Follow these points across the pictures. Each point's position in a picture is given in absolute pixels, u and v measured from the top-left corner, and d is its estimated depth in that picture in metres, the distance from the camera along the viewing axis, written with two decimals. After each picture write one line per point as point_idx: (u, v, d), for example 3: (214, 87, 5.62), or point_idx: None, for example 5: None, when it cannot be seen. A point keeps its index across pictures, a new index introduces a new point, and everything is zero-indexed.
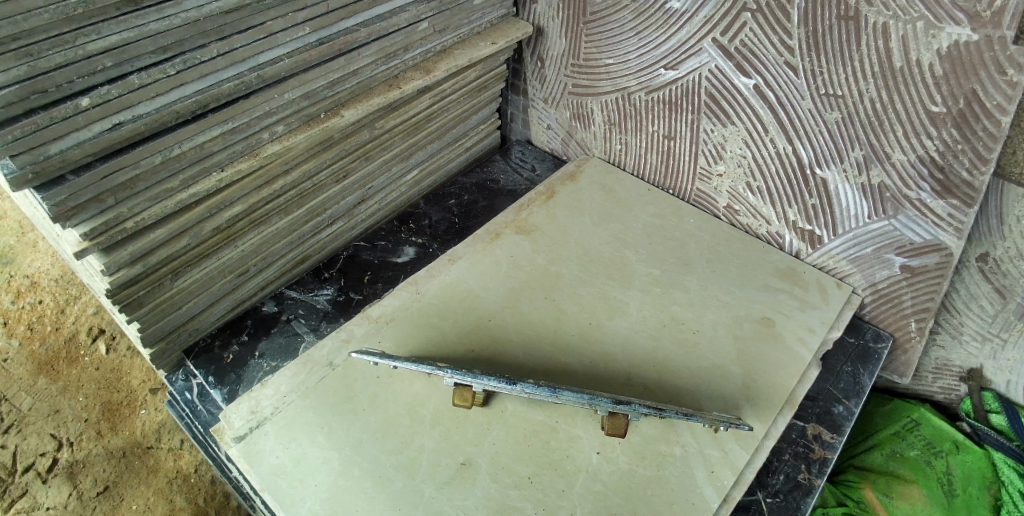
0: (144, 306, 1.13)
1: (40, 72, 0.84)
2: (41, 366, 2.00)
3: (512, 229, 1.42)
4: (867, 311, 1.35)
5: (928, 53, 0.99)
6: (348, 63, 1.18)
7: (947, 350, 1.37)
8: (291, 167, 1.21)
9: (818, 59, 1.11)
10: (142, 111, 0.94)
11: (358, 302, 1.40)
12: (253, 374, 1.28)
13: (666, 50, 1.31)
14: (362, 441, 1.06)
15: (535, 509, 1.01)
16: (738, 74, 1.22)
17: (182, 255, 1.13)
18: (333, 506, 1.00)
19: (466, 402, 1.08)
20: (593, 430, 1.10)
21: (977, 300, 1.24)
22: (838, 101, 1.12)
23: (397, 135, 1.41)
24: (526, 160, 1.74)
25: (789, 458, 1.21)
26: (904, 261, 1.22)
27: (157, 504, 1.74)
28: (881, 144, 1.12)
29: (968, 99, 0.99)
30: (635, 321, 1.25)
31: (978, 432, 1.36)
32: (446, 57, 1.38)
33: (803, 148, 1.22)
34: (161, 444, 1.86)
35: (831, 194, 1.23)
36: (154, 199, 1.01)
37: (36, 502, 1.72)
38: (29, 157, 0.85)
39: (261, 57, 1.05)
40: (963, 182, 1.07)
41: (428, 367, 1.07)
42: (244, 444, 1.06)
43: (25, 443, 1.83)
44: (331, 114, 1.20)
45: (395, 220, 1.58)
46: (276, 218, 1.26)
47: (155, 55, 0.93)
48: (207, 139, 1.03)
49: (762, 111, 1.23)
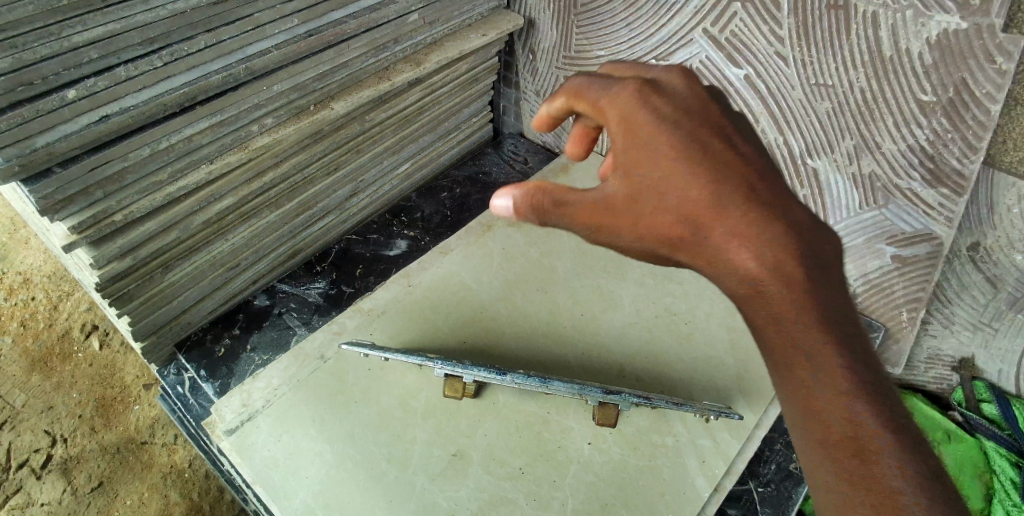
0: (135, 300, 1.13)
1: (26, 64, 0.84)
2: (34, 362, 1.99)
3: (505, 221, 1.42)
4: (859, 301, 1.35)
5: (917, 42, 0.99)
6: (338, 56, 1.18)
7: (939, 340, 1.37)
8: (281, 160, 1.20)
9: (808, 49, 1.11)
10: (129, 103, 0.93)
11: (351, 295, 1.40)
12: (245, 368, 1.27)
13: (658, 41, 1.31)
14: (354, 433, 1.07)
15: (527, 500, 1.01)
16: (728, 65, 1.22)
17: (172, 249, 1.13)
18: (326, 499, 1.00)
19: (457, 393, 1.09)
20: (585, 421, 1.11)
21: (968, 289, 1.25)
22: (828, 90, 1.12)
23: (389, 128, 1.41)
24: (518, 153, 1.74)
25: (781, 447, 1.21)
26: (894, 251, 1.22)
27: (152, 499, 1.74)
28: (871, 134, 1.12)
29: (957, 88, 0.99)
30: (627, 312, 1.25)
31: (970, 421, 1.35)
32: (437, 49, 1.37)
33: (794, 138, 1.22)
34: (155, 439, 1.86)
35: (822, 184, 1.24)
36: (143, 192, 1.01)
37: (30, 498, 1.72)
38: (15, 149, 0.84)
39: (250, 49, 1.05)
40: (954, 171, 1.07)
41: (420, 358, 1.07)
42: (236, 437, 1.06)
43: (19, 440, 1.83)
44: (321, 106, 1.20)
45: (387, 213, 1.58)
46: (266, 211, 1.26)
47: (142, 46, 0.93)
48: (195, 132, 1.02)
49: (754, 102, 1.23)
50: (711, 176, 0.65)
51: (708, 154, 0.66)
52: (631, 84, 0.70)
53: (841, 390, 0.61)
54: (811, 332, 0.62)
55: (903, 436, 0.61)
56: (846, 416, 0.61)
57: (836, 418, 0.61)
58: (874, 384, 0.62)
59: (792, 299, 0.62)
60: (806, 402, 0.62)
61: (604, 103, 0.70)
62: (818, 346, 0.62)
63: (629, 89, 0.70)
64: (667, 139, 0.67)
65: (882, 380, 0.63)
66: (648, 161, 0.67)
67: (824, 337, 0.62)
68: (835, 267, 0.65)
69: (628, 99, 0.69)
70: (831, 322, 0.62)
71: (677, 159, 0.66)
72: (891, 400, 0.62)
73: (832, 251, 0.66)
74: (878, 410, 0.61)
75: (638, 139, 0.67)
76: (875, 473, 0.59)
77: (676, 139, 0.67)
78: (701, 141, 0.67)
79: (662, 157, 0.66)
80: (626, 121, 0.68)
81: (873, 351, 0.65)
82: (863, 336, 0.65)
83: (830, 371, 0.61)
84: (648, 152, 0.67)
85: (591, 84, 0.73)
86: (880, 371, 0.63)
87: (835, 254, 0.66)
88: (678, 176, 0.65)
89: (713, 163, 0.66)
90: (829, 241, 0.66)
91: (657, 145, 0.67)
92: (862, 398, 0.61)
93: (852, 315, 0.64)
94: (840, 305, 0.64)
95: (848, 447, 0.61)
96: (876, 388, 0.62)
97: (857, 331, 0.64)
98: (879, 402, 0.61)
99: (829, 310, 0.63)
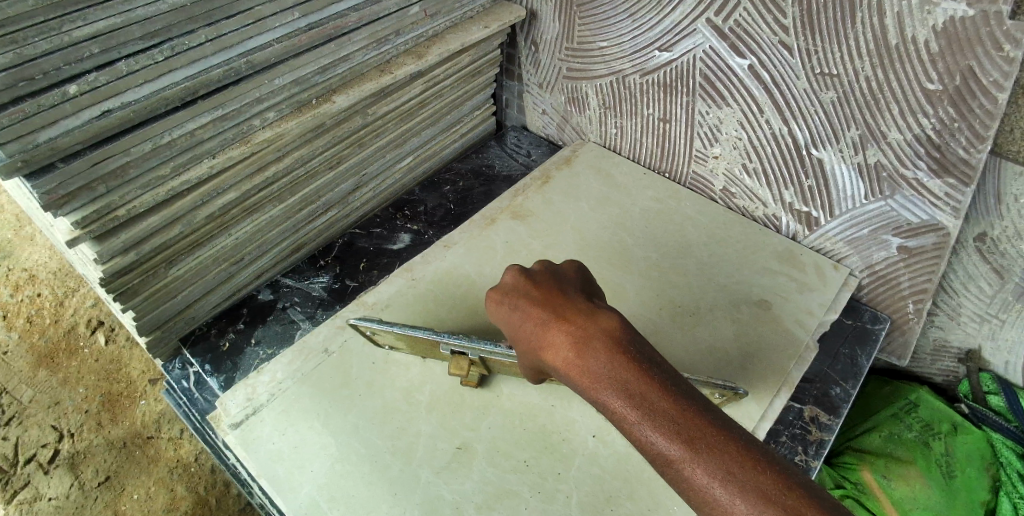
0: (139, 294, 1.13)
1: (26, 59, 0.84)
2: (41, 358, 2.00)
3: (508, 214, 1.42)
4: (864, 293, 1.35)
5: (923, 29, 0.98)
6: (339, 48, 1.17)
7: (945, 331, 1.37)
8: (284, 153, 1.20)
9: (813, 38, 1.10)
10: (131, 98, 0.93)
11: (354, 290, 1.40)
12: (250, 362, 1.28)
13: (661, 32, 1.30)
14: (358, 426, 1.07)
15: (532, 493, 1.01)
16: (732, 55, 1.21)
17: (176, 244, 1.13)
18: (330, 492, 1.00)
19: (462, 371, 1.08)
20: (589, 414, 1.11)
21: (975, 281, 1.24)
22: (833, 80, 1.11)
23: (391, 121, 1.40)
24: (521, 146, 1.74)
25: (786, 440, 1.21)
26: (901, 242, 1.21)
27: (158, 493, 1.75)
28: (877, 123, 1.11)
29: (964, 76, 0.98)
30: (632, 305, 1.25)
31: (977, 414, 1.36)
32: (439, 42, 1.37)
33: (799, 129, 1.21)
34: (161, 434, 1.87)
35: (827, 175, 1.23)
36: (146, 187, 1.01)
37: (38, 493, 1.73)
38: (18, 145, 0.84)
39: (251, 43, 1.04)
40: (960, 160, 1.06)
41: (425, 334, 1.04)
42: (241, 431, 1.06)
43: (26, 435, 1.84)
44: (323, 100, 1.19)
45: (390, 207, 1.58)
46: (270, 205, 1.26)
47: (143, 41, 0.93)
48: (198, 126, 1.02)
49: (758, 92, 1.22)
50: (539, 321, 0.88)
51: (538, 306, 0.90)
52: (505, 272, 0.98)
53: (671, 459, 0.74)
54: (636, 416, 0.77)
55: (732, 478, 0.71)
56: (687, 475, 0.73)
57: (684, 479, 0.73)
58: (691, 440, 0.74)
59: (618, 398, 0.78)
60: (664, 472, 0.76)
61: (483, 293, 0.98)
62: (639, 427, 0.76)
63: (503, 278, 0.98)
64: (516, 309, 0.91)
65: (708, 430, 0.74)
66: (505, 328, 0.92)
67: (641, 417, 0.76)
68: (649, 362, 0.81)
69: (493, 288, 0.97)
70: (644, 402, 0.77)
71: (517, 317, 0.91)
72: (711, 447, 0.73)
73: (647, 351, 0.83)
74: (701, 464, 0.72)
75: (497, 311, 0.94)
76: (722, 510, 0.71)
77: (520, 306, 0.91)
78: (540, 298, 0.91)
79: (509, 321, 0.91)
80: (491, 300, 0.95)
81: (710, 410, 0.77)
82: (698, 403, 0.78)
83: (652, 447, 0.75)
84: (504, 318, 0.93)
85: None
86: (703, 422, 0.75)
87: (654, 356, 0.82)
88: (520, 327, 0.90)
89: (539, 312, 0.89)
90: (638, 344, 0.83)
91: (508, 315, 0.92)
92: (691, 456, 0.73)
93: (667, 387, 0.78)
94: (663, 388, 0.78)
95: (698, 495, 0.72)
96: (701, 440, 0.73)
97: (683, 399, 0.78)
98: (694, 455, 0.73)
99: (641, 395, 0.78)
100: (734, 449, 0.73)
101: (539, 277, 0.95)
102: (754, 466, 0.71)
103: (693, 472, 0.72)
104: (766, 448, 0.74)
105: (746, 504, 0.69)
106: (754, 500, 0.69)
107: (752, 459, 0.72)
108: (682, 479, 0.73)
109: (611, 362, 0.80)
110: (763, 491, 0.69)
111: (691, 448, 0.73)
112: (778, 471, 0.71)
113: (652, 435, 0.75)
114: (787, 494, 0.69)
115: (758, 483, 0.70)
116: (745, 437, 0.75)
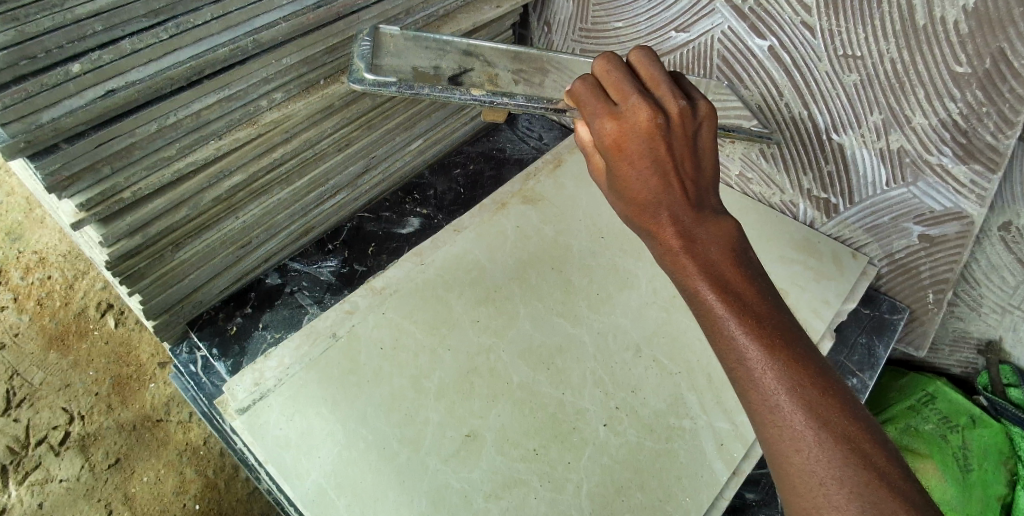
0: (145, 278, 1.11)
1: (29, 37, 0.82)
2: (52, 340, 1.99)
3: (519, 199, 1.36)
4: (883, 282, 1.31)
5: (953, 10, 0.95)
6: (348, 28, 1.14)
7: (965, 322, 1.34)
8: (291, 136, 1.17)
9: (836, 18, 1.06)
10: (135, 77, 0.91)
11: (363, 274, 1.41)
12: (258, 346, 1.29)
13: (678, 12, 1.26)
14: (367, 414, 1.05)
15: (541, 482, 1.01)
16: (753, 36, 1.17)
17: (182, 227, 1.11)
18: (337, 479, 0.99)
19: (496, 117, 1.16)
20: (600, 403, 1.09)
21: (998, 271, 1.21)
22: (856, 62, 1.08)
23: (401, 103, 1.35)
24: (533, 129, 1.70)
25: None
26: (922, 230, 1.18)
27: (167, 476, 1.79)
28: (901, 108, 1.07)
29: (994, 59, 0.95)
30: (645, 294, 1.24)
31: (995, 406, 1.33)
32: (450, 21, 1.33)
33: (819, 113, 1.16)
34: (171, 416, 1.90)
35: (848, 160, 1.18)
36: (152, 168, 0.99)
37: (49, 474, 1.76)
38: (21, 125, 0.83)
39: (257, 21, 1.01)
40: (987, 146, 1.02)
41: (371, 28, 1.13)
42: (249, 416, 1.04)
43: (37, 417, 1.85)
44: (331, 81, 1.18)
45: (400, 190, 1.56)
46: (278, 188, 1.23)
47: (147, 18, 0.90)
48: (203, 107, 1.00)
49: (778, 75, 1.18)
50: (659, 191, 0.83)
51: (666, 175, 0.82)
52: (642, 109, 0.81)
53: (747, 357, 0.75)
54: (725, 310, 0.77)
55: (800, 390, 0.72)
56: (757, 377, 0.74)
57: (752, 378, 0.74)
58: (773, 346, 0.75)
59: (711, 289, 0.79)
60: (732, 368, 0.76)
61: (605, 114, 0.83)
62: (725, 319, 0.77)
63: (637, 114, 0.82)
64: (642, 171, 0.82)
65: (790, 344, 0.75)
66: (616, 174, 0.84)
67: (730, 312, 0.77)
68: (747, 266, 0.82)
69: (620, 119, 0.83)
70: (738, 299, 0.78)
71: (636, 177, 0.83)
72: (790, 360, 0.74)
73: (748, 258, 0.83)
74: (774, 371, 0.73)
75: (613, 153, 0.83)
76: (781, 417, 0.72)
77: (648, 171, 0.82)
78: (669, 166, 0.82)
79: (626, 174, 0.83)
80: (613, 137, 0.82)
81: (796, 329, 0.78)
82: (785, 317, 0.78)
83: (731, 341, 0.76)
84: (621, 166, 0.83)
85: (605, 78, 0.87)
86: (788, 336, 0.76)
87: (752, 262, 0.83)
88: (636, 187, 0.83)
89: (664, 183, 0.82)
90: (742, 248, 0.84)
91: (626, 168, 0.83)
92: (769, 361, 0.74)
93: (762, 293, 0.80)
94: (758, 293, 0.79)
95: (760, 398, 0.73)
96: (783, 351, 0.74)
97: (774, 308, 0.79)
98: (773, 361, 0.74)
99: (736, 293, 0.79)
100: (810, 368, 0.74)
101: (674, 136, 0.82)
102: (825, 390, 0.72)
103: (765, 376, 0.73)
104: (839, 380, 0.75)
105: (807, 419, 0.71)
106: (816, 417, 0.71)
107: (824, 382, 0.73)
108: (750, 379, 0.74)
109: (715, 260, 0.81)
110: (827, 410, 0.71)
111: (772, 354, 0.74)
112: (845, 401, 0.72)
113: (736, 330, 0.76)
114: (848, 421, 0.71)
115: (823, 405, 0.71)
116: (821, 362, 0.76)
